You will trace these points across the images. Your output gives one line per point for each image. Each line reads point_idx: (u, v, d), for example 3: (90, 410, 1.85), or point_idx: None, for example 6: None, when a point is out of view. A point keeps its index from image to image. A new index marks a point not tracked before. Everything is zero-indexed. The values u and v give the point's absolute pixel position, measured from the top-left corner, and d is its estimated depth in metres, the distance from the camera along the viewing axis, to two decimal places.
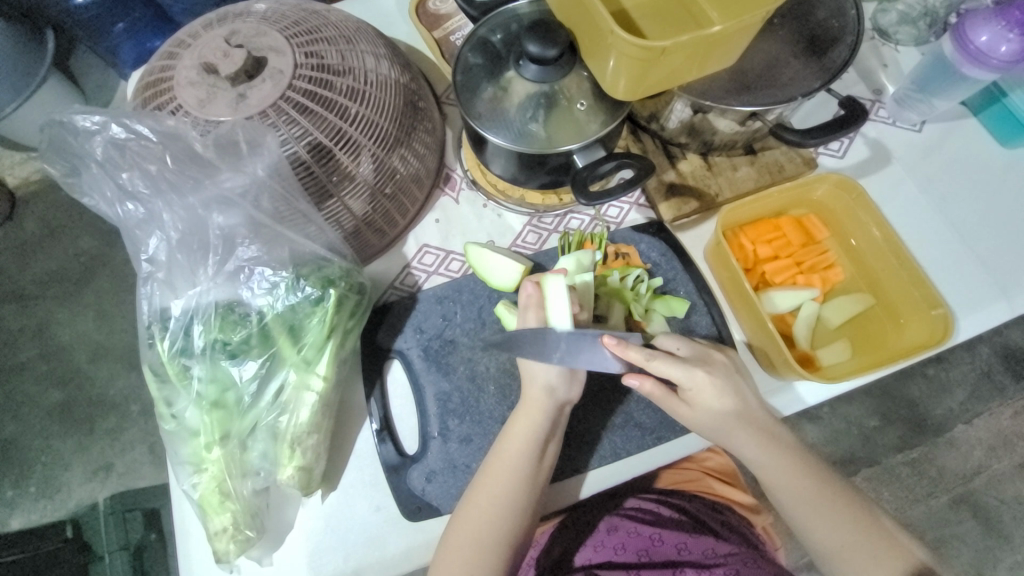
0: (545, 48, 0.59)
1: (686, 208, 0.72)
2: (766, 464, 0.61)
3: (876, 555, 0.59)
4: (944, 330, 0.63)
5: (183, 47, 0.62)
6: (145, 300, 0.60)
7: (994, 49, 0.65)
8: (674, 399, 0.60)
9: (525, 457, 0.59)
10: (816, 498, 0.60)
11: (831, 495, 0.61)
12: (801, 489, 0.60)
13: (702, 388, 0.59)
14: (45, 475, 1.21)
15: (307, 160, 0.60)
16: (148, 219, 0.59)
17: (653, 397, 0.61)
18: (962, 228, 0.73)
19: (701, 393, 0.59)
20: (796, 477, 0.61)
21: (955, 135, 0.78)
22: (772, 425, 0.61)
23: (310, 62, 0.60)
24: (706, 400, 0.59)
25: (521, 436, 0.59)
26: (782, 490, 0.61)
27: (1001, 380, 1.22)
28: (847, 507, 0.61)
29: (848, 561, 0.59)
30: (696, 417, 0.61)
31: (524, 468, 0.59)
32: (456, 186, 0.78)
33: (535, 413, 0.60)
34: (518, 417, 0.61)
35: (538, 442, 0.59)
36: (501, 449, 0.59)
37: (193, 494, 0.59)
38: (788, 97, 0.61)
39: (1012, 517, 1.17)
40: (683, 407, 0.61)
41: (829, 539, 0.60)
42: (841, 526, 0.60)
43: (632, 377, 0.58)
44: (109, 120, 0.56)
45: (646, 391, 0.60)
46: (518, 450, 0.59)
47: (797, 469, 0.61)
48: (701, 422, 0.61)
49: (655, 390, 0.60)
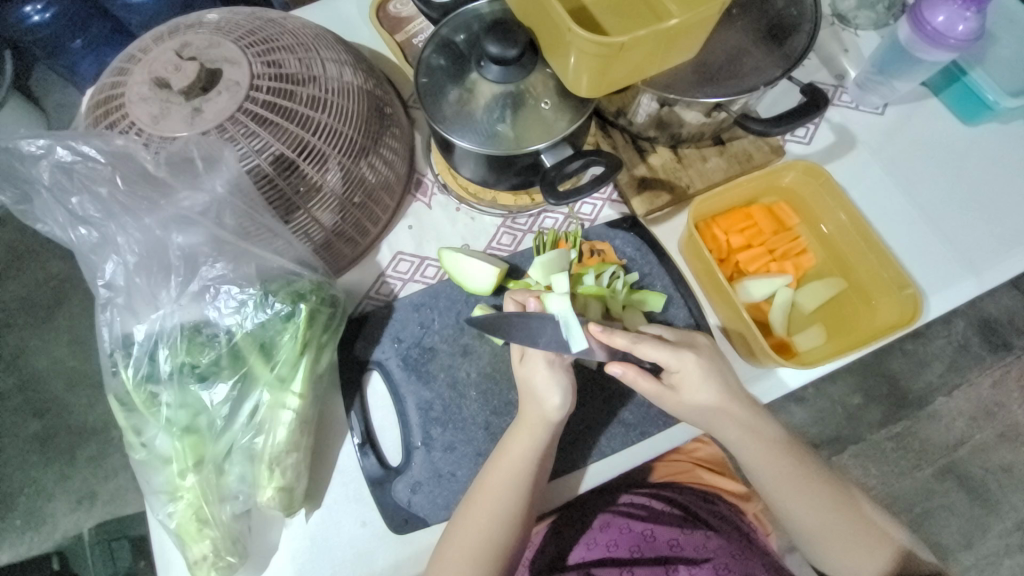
0: (505, 48, 0.59)
1: (658, 201, 0.72)
2: (740, 444, 0.61)
3: (855, 537, 0.61)
4: (914, 309, 0.64)
5: (132, 62, 0.60)
6: (105, 326, 0.58)
7: (950, 29, 0.66)
8: (660, 385, 0.60)
9: (524, 470, 0.58)
10: (802, 487, 0.61)
11: (812, 481, 0.61)
12: (776, 467, 0.61)
13: (688, 370, 0.59)
14: (28, 506, 1.17)
15: (269, 173, 0.59)
16: (103, 242, 0.57)
17: (637, 384, 0.60)
18: (928, 207, 0.74)
19: (687, 377, 0.59)
20: (783, 468, 0.61)
21: (916, 116, 0.79)
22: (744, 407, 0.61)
23: (268, 72, 0.59)
24: (693, 384, 0.59)
25: (519, 454, 0.58)
26: (769, 482, 0.61)
27: (978, 351, 1.25)
28: (832, 494, 0.61)
29: (829, 543, 0.61)
30: (681, 403, 0.60)
31: (521, 481, 0.58)
32: (427, 192, 0.77)
33: (536, 429, 0.59)
34: (517, 432, 0.60)
35: (535, 458, 0.59)
36: (497, 465, 0.59)
37: (169, 523, 0.57)
38: (751, 86, 0.61)
39: (996, 484, 1.20)
40: (669, 392, 0.60)
41: (811, 524, 0.61)
42: (814, 503, 0.61)
43: (616, 366, 0.59)
44: (53, 142, 0.53)
45: (630, 378, 0.60)
46: (516, 467, 0.58)
47: (782, 459, 0.61)
48: (687, 408, 0.60)
49: (639, 377, 0.60)
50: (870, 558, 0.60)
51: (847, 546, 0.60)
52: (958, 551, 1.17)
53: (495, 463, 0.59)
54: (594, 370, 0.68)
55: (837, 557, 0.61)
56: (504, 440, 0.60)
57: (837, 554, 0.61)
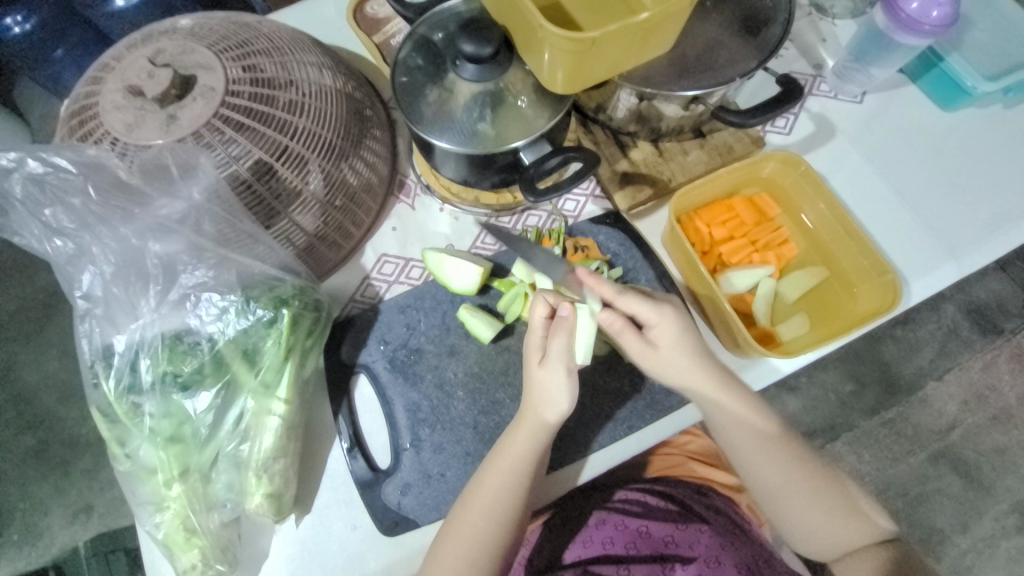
0: (480, 46, 0.59)
1: (641, 196, 0.72)
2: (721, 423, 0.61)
3: (824, 510, 0.61)
4: (894, 296, 0.64)
5: (104, 71, 0.59)
6: (85, 338, 0.57)
7: (924, 15, 0.66)
8: (643, 342, 0.60)
9: (521, 473, 0.58)
10: (774, 459, 0.60)
11: (793, 462, 0.61)
12: (756, 446, 0.60)
13: (667, 324, 0.59)
14: (23, 522, 1.16)
15: (248, 178, 0.58)
16: (79, 254, 0.56)
17: (621, 338, 0.61)
18: (908, 194, 0.75)
19: (665, 332, 0.59)
20: (755, 440, 0.61)
21: (895, 103, 0.79)
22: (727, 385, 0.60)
23: (245, 76, 0.58)
24: (670, 339, 0.59)
25: (516, 455, 0.58)
26: (748, 460, 0.61)
27: (967, 336, 1.26)
28: (805, 467, 0.61)
29: (799, 515, 0.61)
30: (663, 360, 0.60)
31: (519, 483, 0.58)
32: (410, 193, 0.76)
33: (535, 432, 0.58)
34: (516, 434, 0.59)
35: (533, 460, 0.58)
36: (495, 467, 0.58)
37: (156, 534, 0.56)
38: (727, 78, 0.61)
39: (989, 466, 1.21)
40: (651, 349, 0.60)
41: (783, 496, 0.61)
42: (794, 483, 0.60)
43: (609, 315, 0.59)
44: (25, 154, 0.53)
45: (615, 330, 0.60)
46: (513, 469, 0.58)
47: (755, 431, 0.60)
48: (669, 366, 0.60)
49: (624, 333, 0.60)
50: (837, 531, 0.61)
51: (826, 526, 0.60)
52: (954, 534, 1.18)
53: (490, 464, 0.59)
54: (581, 367, 0.68)
55: (805, 529, 0.61)
56: (504, 441, 0.60)
57: (805, 525, 0.61)
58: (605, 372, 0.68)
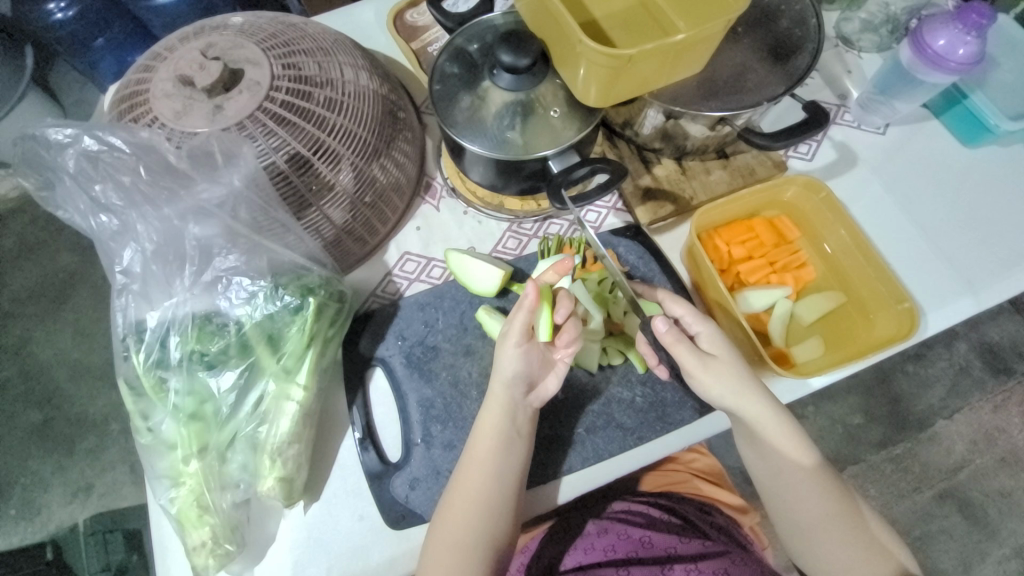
0: (518, 57, 0.61)
1: (662, 211, 0.74)
2: (761, 446, 0.61)
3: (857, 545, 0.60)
4: (911, 323, 0.64)
5: (158, 60, 0.62)
6: (120, 312, 0.59)
7: (951, 52, 0.68)
8: (699, 352, 0.59)
9: (504, 459, 0.59)
10: (816, 489, 0.60)
11: (827, 499, 0.60)
12: (791, 476, 0.61)
13: (713, 331, 0.61)
14: (24, 496, 1.18)
15: (285, 170, 0.60)
16: (123, 230, 0.58)
17: (675, 350, 0.59)
18: (926, 225, 0.76)
19: (713, 341, 0.61)
20: (799, 472, 0.60)
21: (917, 137, 0.81)
22: (771, 409, 0.60)
23: (287, 73, 0.61)
24: (719, 345, 0.61)
25: (490, 436, 0.59)
26: (779, 485, 0.62)
27: (979, 375, 1.25)
28: (841, 497, 0.61)
29: (831, 547, 0.60)
30: (723, 367, 0.59)
31: (502, 465, 0.59)
32: (436, 194, 0.78)
33: (505, 411, 0.60)
34: (487, 417, 0.60)
35: (506, 441, 0.59)
36: (477, 449, 0.59)
37: (170, 508, 0.58)
38: (755, 102, 0.63)
39: (996, 510, 1.19)
40: (709, 358, 0.59)
41: (816, 523, 0.60)
42: (824, 520, 0.60)
43: (662, 318, 0.58)
44: (82, 132, 0.56)
45: (670, 342, 0.58)
46: (494, 455, 0.59)
47: (798, 458, 0.61)
48: (732, 373, 0.59)
49: (680, 343, 0.59)
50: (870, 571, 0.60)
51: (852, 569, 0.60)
52: None
53: (471, 451, 0.60)
54: (595, 376, 0.69)
55: (834, 562, 0.60)
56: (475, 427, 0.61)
57: (839, 562, 0.60)
58: (614, 381, 0.69)
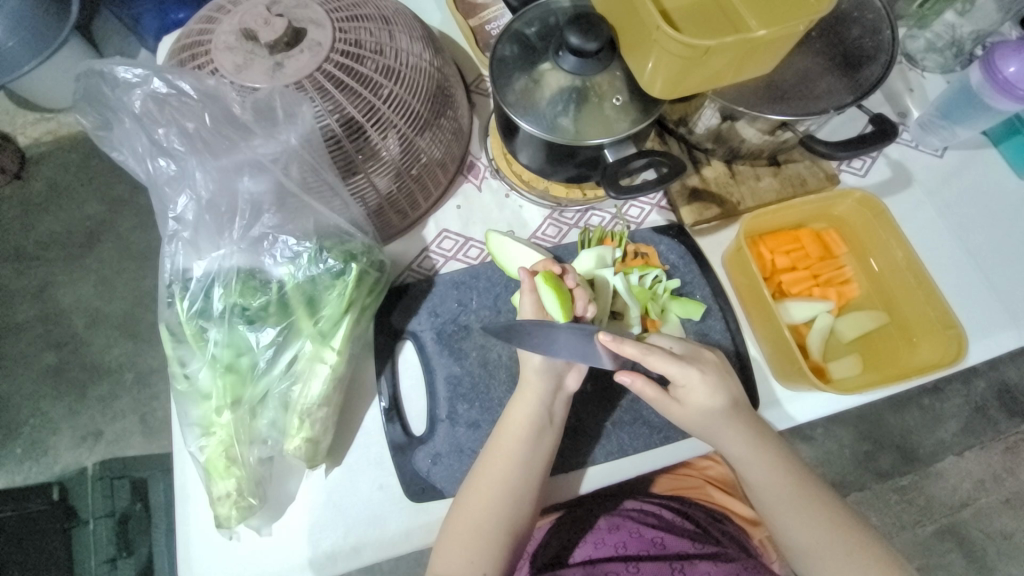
0: (587, 40, 0.59)
1: (707, 213, 0.73)
2: (748, 464, 0.60)
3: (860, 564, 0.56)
4: (958, 350, 0.63)
5: (222, 12, 0.62)
6: (168, 258, 0.60)
7: (1020, 80, 0.67)
8: (665, 395, 0.60)
9: (532, 444, 0.59)
10: (807, 508, 0.58)
11: (821, 515, 0.58)
12: (779, 493, 0.59)
13: (693, 386, 0.59)
14: (33, 436, 1.20)
15: (339, 134, 0.60)
16: (179, 176, 0.59)
17: (644, 393, 0.60)
18: (978, 253, 0.74)
19: (693, 392, 0.59)
20: (787, 489, 0.59)
21: (975, 163, 0.79)
22: (745, 425, 0.60)
23: (348, 37, 0.60)
24: (697, 397, 0.59)
25: (519, 421, 0.59)
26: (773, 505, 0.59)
27: (995, 416, 1.23)
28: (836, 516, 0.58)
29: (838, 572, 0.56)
30: (685, 415, 0.60)
31: (529, 451, 0.59)
32: (479, 174, 0.78)
33: (536, 399, 0.60)
34: (518, 403, 0.60)
35: (535, 427, 0.59)
36: (505, 431, 0.59)
37: (199, 456, 0.58)
38: (821, 109, 0.62)
39: (996, 552, 1.18)
40: (675, 403, 0.60)
41: (815, 545, 0.57)
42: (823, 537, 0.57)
43: (626, 375, 0.58)
44: (151, 73, 0.56)
45: (637, 387, 0.60)
46: (520, 440, 0.59)
47: (784, 474, 0.59)
48: (700, 417, 0.60)
49: (646, 388, 0.60)
50: None
51: None
52: None
53: (498, 434, 0.60)
54: None
55: None
56: (505, 411, 0.61)
57: None
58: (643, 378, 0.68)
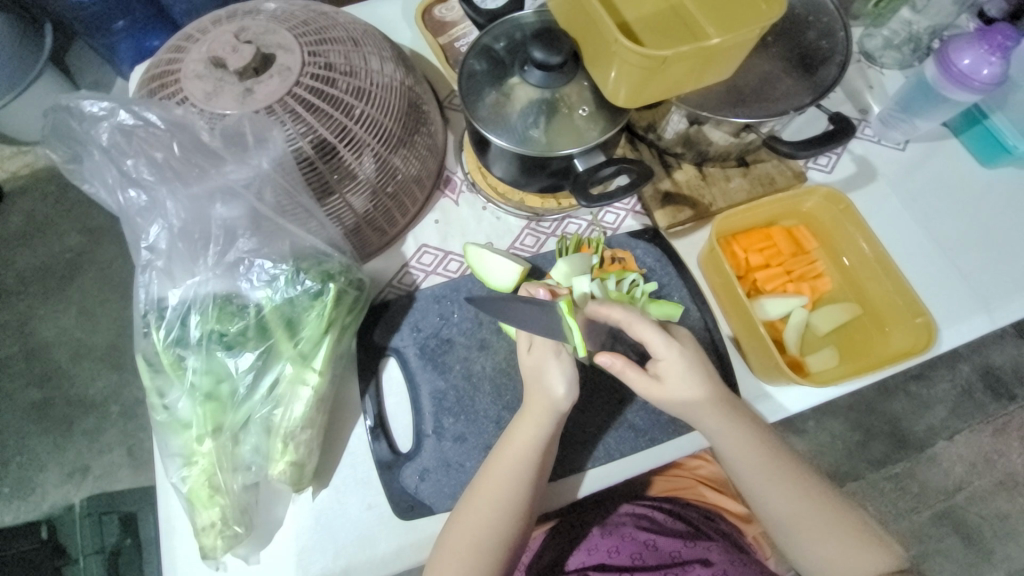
0: (550, 54, 0.61)
1: (681, 215, 0.74)
2: (725, 443, 0.59)
3: (846, 537, 0.57)
4: (927, 337, 0.64)
5: (189, 41, 0.63)
6: (143, 288, 0.59)
7: (975, 72, 0.68)
8: (646, 374, 0.59)
9: (532, 462, 0.59)
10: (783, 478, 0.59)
11: (796, 484, 0.59)
12: (756, 466, 0.59)
13: (674, 360, 0.58)
14: (18, 475, 1.17)
15: (311, 156, 0.61)
16: (151, 206, 0.59)
17: (624, 375, 0.59)
18: (944, 242, 0.76)
19: (673, 365, 0.58)
20: (765, 462, 0.59)
21: (936, 155, 0.81)
22: (722, 405, 0.59)
23: (317, 60, 0.61)
24: (677, 373, 0.58)
25: (523, 441, 0.59)
26: (750, 478, 0.59)
27: (981, 399, 1.25)
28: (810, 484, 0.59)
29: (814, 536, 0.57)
30: (668, 393, 0.59)
31: (529, 469, 0.58)
32: (456, 189, 0.79)
33: (542, 419, 0.60)
34: (523, 422, 0.60)
35: (540, 447, 0.59)
36: (506, 449, 0.59)
37: (181, 487, 0.57)
38: (781, 110, 0.63)
39: (992, 534, 1.19)
40: (654, 381, 0.59)
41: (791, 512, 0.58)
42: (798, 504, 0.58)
43: (606, 356, 0.58)
44: (118, 105, 0.56)
45: (618, 369, 0.59)
46: (519, 456, 0.58)
47: (761, 447, 0.59)
48: (680, 394, 0.59)
49: (628, 368, 0.59)
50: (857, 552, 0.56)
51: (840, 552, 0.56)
52: None
53: (499, 451, 0.60)
54: (606, 376, 0.69)
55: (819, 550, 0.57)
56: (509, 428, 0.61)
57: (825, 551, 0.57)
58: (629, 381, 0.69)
